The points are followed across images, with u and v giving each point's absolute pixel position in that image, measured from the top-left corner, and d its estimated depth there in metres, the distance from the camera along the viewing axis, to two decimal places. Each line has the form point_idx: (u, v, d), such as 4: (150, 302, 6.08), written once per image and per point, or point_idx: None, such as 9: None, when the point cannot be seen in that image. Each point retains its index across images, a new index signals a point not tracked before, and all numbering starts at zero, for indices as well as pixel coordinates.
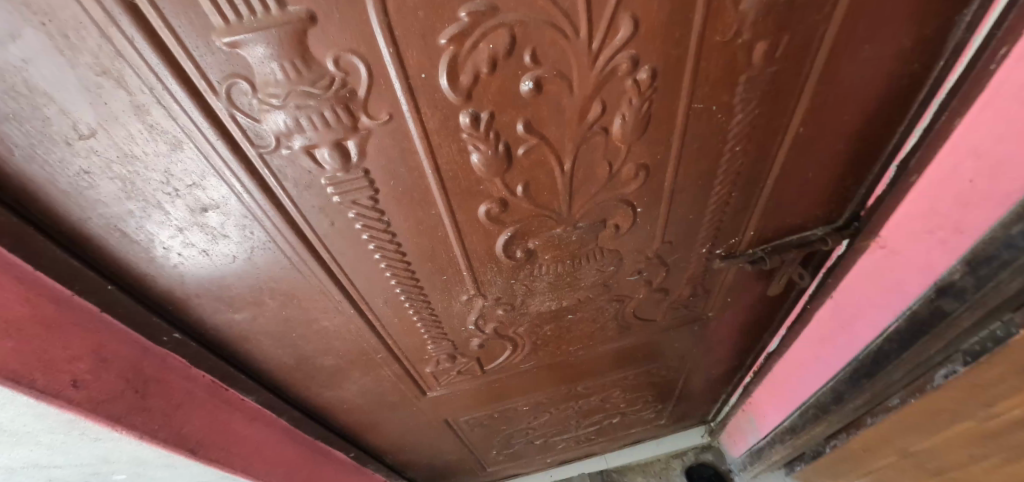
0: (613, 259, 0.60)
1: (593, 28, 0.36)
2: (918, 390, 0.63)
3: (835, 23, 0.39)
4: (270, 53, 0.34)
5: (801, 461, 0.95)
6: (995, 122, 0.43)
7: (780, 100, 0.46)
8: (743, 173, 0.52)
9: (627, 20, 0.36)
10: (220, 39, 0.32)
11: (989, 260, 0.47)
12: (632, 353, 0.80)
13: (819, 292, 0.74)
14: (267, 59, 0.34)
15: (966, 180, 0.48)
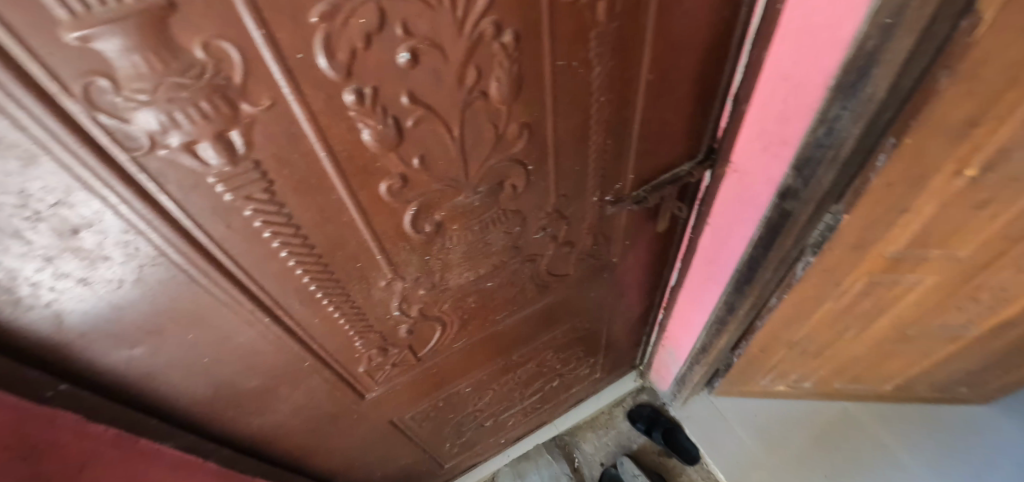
0: (518, 219, 0.62)
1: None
2: (788, 287, 0.81)
3: None
4: (126, 46, 0.30)
5: (719, 376, 1.15)
6: (790, 47, 0.58)
7: (627, 52, 0.54)
8: (612, 120, 0.60)
9: None
10: (68, 35, 0.27)
11: (808, 162, 0.63)
12: (555, 312, 0.82)
13: (698, 221, 0.85)
14: (124, 53, 0.30)
15: (780, 100, 0.63)
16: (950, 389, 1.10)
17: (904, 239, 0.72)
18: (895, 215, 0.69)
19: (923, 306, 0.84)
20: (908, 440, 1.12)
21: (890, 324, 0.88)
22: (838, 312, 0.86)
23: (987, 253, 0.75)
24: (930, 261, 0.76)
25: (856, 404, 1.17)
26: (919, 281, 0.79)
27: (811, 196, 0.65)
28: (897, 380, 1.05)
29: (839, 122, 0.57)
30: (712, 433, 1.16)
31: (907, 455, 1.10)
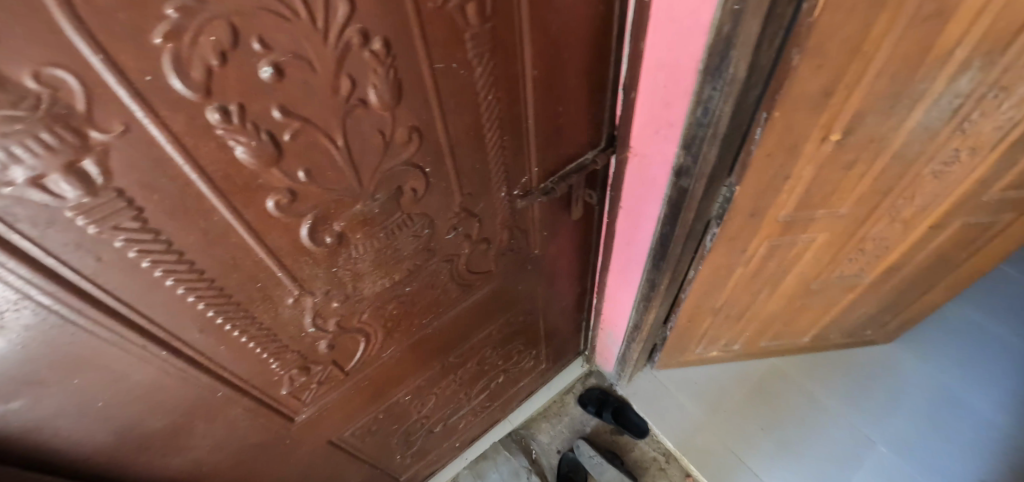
0: (425, 221, 0.63)
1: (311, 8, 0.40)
2: (701, 259, 0.89)
3: None
4: None
5: (658, 350, 1.21)
6: (664, 35, 0.62)
7: (506, 51, 0.56)
8: (504, 117, 0.62)
9: None
10: None
11: (694, 140, 0.67)
12: (485, 309, 0.84)
13: (611, 206, 0.89)
14: None
15: (662, 85, 0.67)
16: (858, 333, 1.24)
17: (788, 203, 0.80)
18: (779, 182, 0.77)
19: (818, 261, 0.94)
20: (825, 382, 1.26)
21: (797, 280, 0.99)
22: (748, 276, 0.94)
23: (862, 208, 0.84)
24: (817, 220, 0.84)
25: (781, 357, 1.31)
26: (810, 238, 0.89)
27: (700, 173, 0.70)
28: (812, 332, 1.19)
29: (712, 101, 0.62)
30: (658, 405, 1.24)
31: (826, 394, 1.24)
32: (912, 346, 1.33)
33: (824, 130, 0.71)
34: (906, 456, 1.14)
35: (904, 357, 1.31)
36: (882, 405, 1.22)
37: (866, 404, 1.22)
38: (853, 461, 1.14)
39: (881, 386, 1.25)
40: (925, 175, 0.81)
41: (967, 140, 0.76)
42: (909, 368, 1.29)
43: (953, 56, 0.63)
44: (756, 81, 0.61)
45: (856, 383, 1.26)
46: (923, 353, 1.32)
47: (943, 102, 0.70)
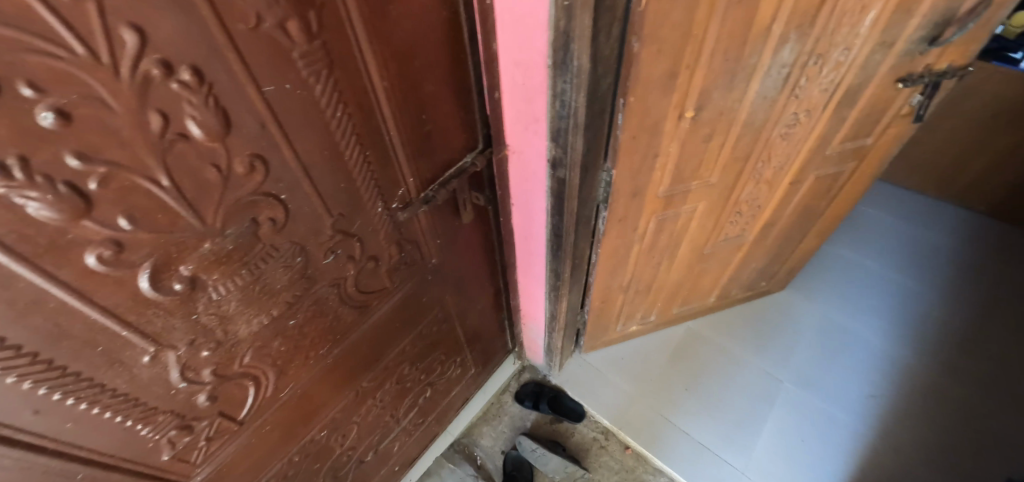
0: (294, 249, 0.60)
1: (92, 39, 0.34)
2: (597, 240, 0.95)
3: None
4: None
5: (582, 331, 1.27)
6: (513, 33, 0.64)
7: (346, 66, 0.54)
8: (361, 132, 0.60)
9: (127, 26, 0.36)
10: None
11: (561, 132, 0.69)
12: (390, 325, 0.83)
13: (502, 205, 0.90)
14: None
15: (521, 83, 0.69)
16: (755, 286, 1.40)
17: (663, 179, 0.87)
18: (650, 161, 0.82)
19: (704, 228, 1.03)
20: (733, 333, 1.42)
21: (690, 248, 1.07)
22: (646, 252, 1.02)
23: (728, 175, 0.93)
24: (692, 191, 0.92)
25: (694, 319, 1.45)
26: (692, 209, 0.96)
27: (574, 163, 0.73)
28: (716, 292, 1.32)
29: (567, 94, 0.64)
30: (590, 386, 1.32)
31: (734, 345, 1.40)
32: (800, 288, 1.53)
33: (679, 108, 0.76)
34: (802, 386, 1.33)
35: (794, 298, 1.50)
36: (780, 345, 1.40)
37: (767, 346, 1.40)
38: (767, 402, 1.29)
39: (778, 328, 1.44)
40: (775, 138, 0.90)
41: (801, 104, 0.86)
42: (799, 308, 1.48)
43: (770, 31, 0.71)
44: (603, 70, 0.65)
45: (757, 329, 1.43)
46: (809, 292, 1.52)
47: (774, 73, 0.78)
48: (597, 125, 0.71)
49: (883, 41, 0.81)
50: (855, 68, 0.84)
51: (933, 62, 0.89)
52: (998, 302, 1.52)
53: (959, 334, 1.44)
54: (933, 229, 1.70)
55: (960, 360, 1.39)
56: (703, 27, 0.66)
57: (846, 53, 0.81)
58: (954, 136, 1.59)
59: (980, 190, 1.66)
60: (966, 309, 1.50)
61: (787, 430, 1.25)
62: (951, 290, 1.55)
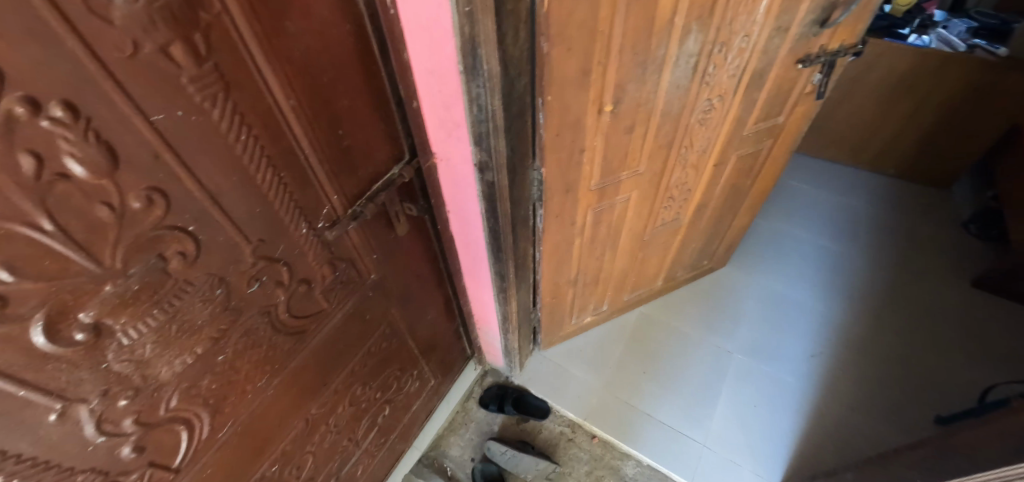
0: (212, 281, 0.58)
1: None
2: (537, 236, 0.99)
3: (234, 15, 0.47)
4: None
5: (538, 324, 1.33)
6: (422, 42, 0.64)
7: (245, 88, 0.52)
8: (272, 154, 0.59)
9: None
10: None
11: (483, 135, 0.70)
12: (334, 347, 0.82)
13: (437, 213, 0.91)
14: None
15: (437, 90, 0.69)
16: (698, 265, 1.49)
17: (593, 173, 0.91)
18: (578, 156, 0.85)
19: (641, 215, 1.11)
20: (682, 314, 1.53)
21: (631, 238, 1.17)
22: (588, 244, 1.09)
23: (655, 163, 0.99)
24: (624, 182, 0.97)
25: (645, 305, 1.56)
26: (626, 198, 1.03)
27: (499, 165, 0.74)
28: (662, 275, 1.42)
29: (481, 98, 0.65)
30: (552, 381, 1.40)
31: (684, 324, 1.51)
32: (739, 263, 1.65)
33: (597, 103, 0.79)
34: (750, 353, 1.43)
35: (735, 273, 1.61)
36: (726, 318, 1.51)
37: (715, 321, 1.50)
38: (719, 374, 1.39)
39: (723, 303, 1.54)
40: (694, 124, 0.96)
41: (713, 91, 0.91)
42: (740, 281, 1.60)
43: (673, 24, 0.75)
44: (516, 71, 0.66)
45: (704, 307, 1.54)
46: (748, 266, 1.64)
47: (682, 64, 0.82)
48: (517, 126, 0.73)
49: (779, 26, 0.87)
50: (757, 53, 0.90)
51: (826, 43, 0.97)
52: (913, 254, 1.68)
53: (882, 287, 1.59)
54: (854, 194, 1.85)
55: (884, 311, 1.53)
56: (608, 23, 0.69)
57: (747, 40, 0.86)
58: (860, 109, 1.73)
59: (886, 155, 1.83)
60: (886, 264, 1.65)
61: (740, 397, 1.34)
62: (872, 248, 1.70)
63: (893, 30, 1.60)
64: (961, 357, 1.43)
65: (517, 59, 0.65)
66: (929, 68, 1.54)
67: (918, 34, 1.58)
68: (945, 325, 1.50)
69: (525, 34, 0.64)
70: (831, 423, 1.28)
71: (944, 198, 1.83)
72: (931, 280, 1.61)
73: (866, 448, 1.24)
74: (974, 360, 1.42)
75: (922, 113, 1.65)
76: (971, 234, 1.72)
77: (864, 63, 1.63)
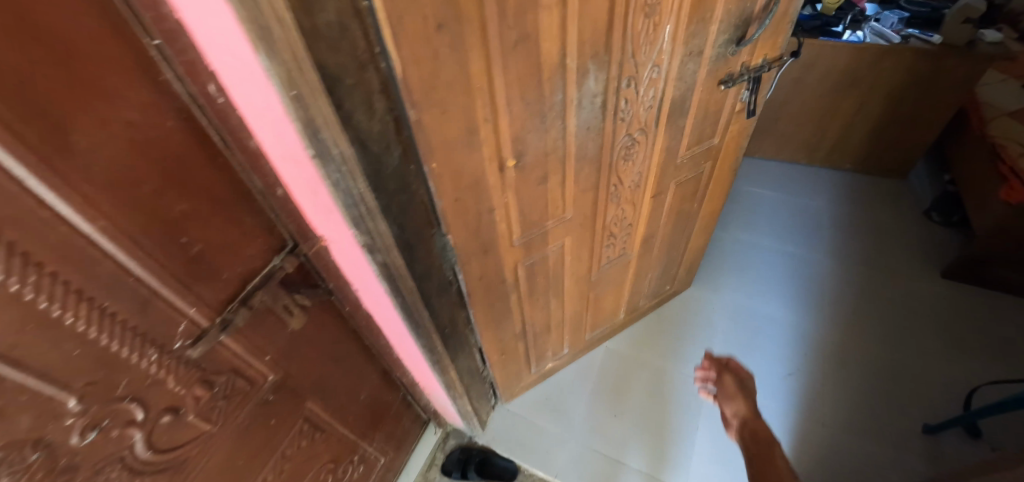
0: (20, 451, 0.46)
1: None
2: (464, 299, 0.91)
3: None
4: None
5: (492, 378, 1.25)
6: (265, 128, 0.54)
7: (25, 220, 0.40)
8: (85, 287, 0.47)
9: None
10: None
11: (358, 220, 0.59)
12: (230, 466, 0.72)
13: (344, 294, 0.82)
14: None
15: (297, 177, 0.60)
16: (660, 291, 1.43)
17: (512, 228, 0.83)
18: (487, 216, 0.77)
19: (580, 258, 1.03)
20: (651, 344, 1.46)
21: (576, 282, 1.09)
22: (525, 297, 1.01)
23: (584, 207, 0.91)
24: (550, 231, 0.89)
25: (611, 339, 1.48)
26: (558, 245, 0.95)
27: (386, 245, 0.65)
28: (623, 308, 1.35)
29: (343, 183, 0.55)
30: (519, 437, 1.30)
31: (655, 356, 1.43)
32: (705, 282, 1.60)
33: (495, 159, 0.70)
34: None
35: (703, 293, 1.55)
36: (699, 343, 1.44)
37: (687, 349, 1.44)
38: (694, 408, 1.32)
39: (694, 327, 1.48)
40: (618, 161, 0.88)
41: (630, 125, 0.84)
42: (708, 302, 1.54)
43: (566, 65, 0.66)
44: (380, 147, 0.57)
45: (675, 334, 1.47)
46: (715, 283, 1.58)
47: (587, 104, 0.74)
48: (401, 201, 0.64)
49: (690, 51, 0.80)
50: (673, 80, 0.82)
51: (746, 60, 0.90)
52: (880, 250, 1.65)
53: (853, 290, 1.55)
54: (815, 194, 1.82)
55: (859, 316, 1.48)
56: (484, 75, 0.60)
57: (658, 70, 0.78)
58: (805, 109, 1.72)
59: (840, 152, 1.82)
60: (854, 266, 1.61)
61: (724, 430, 1.28)
62: (838, 250, 1.66)
63: (825, 30, 1.58)
64: (943, 357, 1.37)
65: (378, 133, 0.56)
66: (867, 64, 1.54)
67: (852, 31, 1.56)
68: (921, 324, 1.45)
69: (382, 103, 0.55)
70: (817, 449, 1.21)
71: (903, 188, 1.82)
72: (901, 277, 1.58)
73: (858, 472, 1.17)
74: (955, 358, 1.37)
75: (866, 108, 1.65)
76: (935, 221, 1.70)
77: (805, 65, 1.61)
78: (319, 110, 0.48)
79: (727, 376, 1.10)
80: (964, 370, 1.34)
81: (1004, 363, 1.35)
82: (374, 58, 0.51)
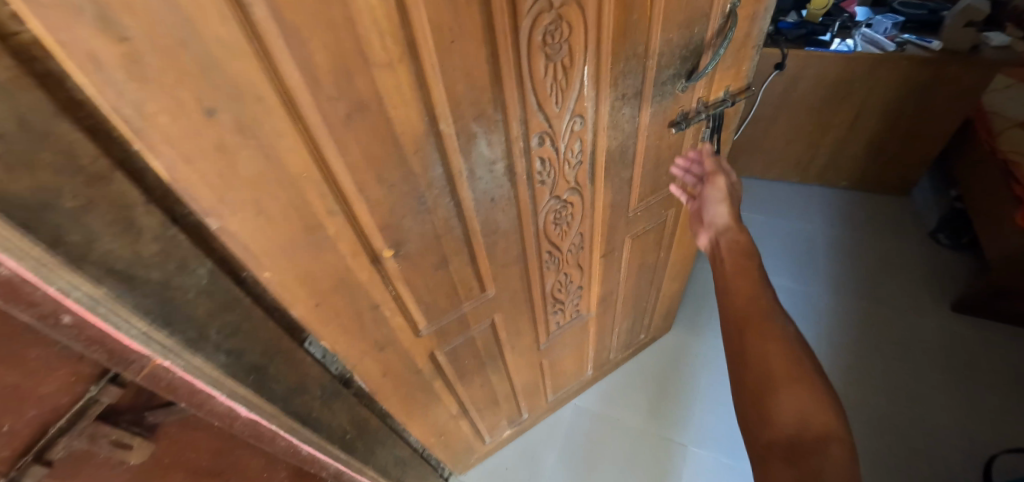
0: None
1: None
2: (365, 397, 0.75)
3: None
4: None
5: (435, 457, 1.09)
6: None
7: None
8: None
9: None
10: None
11: (163, 356, 0.45)
12: None
13: None
14: None
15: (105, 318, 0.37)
16: (634, 341, 1.26)
17: (412, 319, 0.67)
18: (369, 313, 0.61)
19: (519, 331, 0.86)
20: (628, 399, 1.30)
21: (519, 354, 0.92)
22: (452, 381, 0.85)
23: (510, 283, 0.74)
24: (468, 313, 0.73)
25: (581, 394, 1.32)
26: (485, 325, 0.78)
27: (214, 379, 0.50)
28: (591, 364, 1.19)
29: (116, 320, 0.40)
30: None
31: (635, 411, 1.27)
32: (684, 325, 1.44)
33: (361, 254, 0.54)
34: (709, 443, 1.20)
35: (682, 338, 1.41)
36: (685, 395, 1.29)
37: (671, 402, 1.28)
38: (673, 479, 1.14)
39: (673, 378, 1.32)
40: (546, 228, 0.70)
41: (556, 189, 0.66)
42: (692, 347, 1.39)
43: (438, 132, 0.48)
44: (171, 266, 0.43)
45: (656, 385, 1.31)
46: (695, 326, 1.43)
47: (483, 176, 0.56)
48: (227, 322, 0.49)
49: (623, 94, 0.62)
50: (604, 130, 0.64)
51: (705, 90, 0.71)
52: (878, 284, 1.54)
53: (850, 331, 1.44)
54: (809, 221, 1.74)
55: (857, 361, 1.37)
56: (310, 161, 0.43)
57: (581, 120, 0.60)
58: (796, 124, 1.66)
59: (837, 169, 1.76)
60: (850, 301, 1.50)
61: None
62: (834, 283, 1.56)
63: (813, 37, 1.50)
64: (952, 408, 1.25)
65: (155, 252, 0.41)
66: (860, 73, 1.47)
67: (841, 38, 1.50)
68: (926, 369, 1.33)
69: (160, 212, 0.40)
70: None
71: (907, 209, 1.74)
72: (903, 313, 1.46)
73: None
74: (965, 409, 1.25)
75: (861, 122, 1.59)
76: (943, 244, 1.59)
77: (790, 76, 1.55)
78: (13, 248, 0.31)
79: (720, 180, 0.77)
80: (978, 423, 1.21)
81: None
82: (132, 157, 0.37)
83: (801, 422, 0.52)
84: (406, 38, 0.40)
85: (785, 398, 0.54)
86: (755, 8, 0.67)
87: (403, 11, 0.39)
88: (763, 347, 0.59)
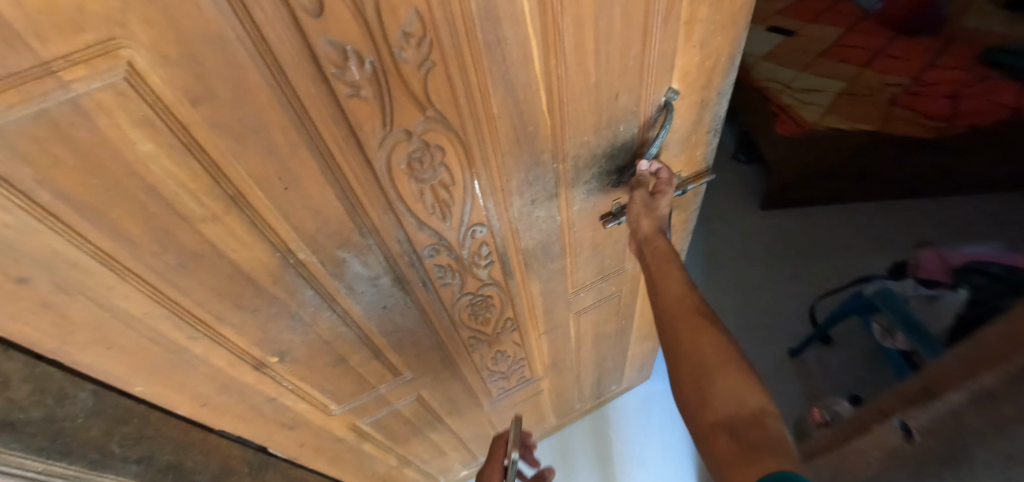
0: None
1: None
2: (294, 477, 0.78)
3: None
4: None
5: None
6: None
7: None
8: None
9: None
10: None
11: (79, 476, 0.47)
12: None
13: None
14: None
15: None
16: (604, 391, 1.20)
17: (320, 403, 0.65)
18: (265, 406, 0.60)
19: (454, 399, 0.84)
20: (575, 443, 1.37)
21: (460, 416, 0.90)
22: (384, 446, 0.84)
23: (430, 366, 0.72)
24: (385, 393, 0.71)
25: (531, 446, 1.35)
26: (410, 399, 0.76)
27: None
28: (553, 413, 1.15)
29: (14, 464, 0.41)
30: None
31: (585, 461, 1.35)
32: None
33: (240, 364, 0.53)
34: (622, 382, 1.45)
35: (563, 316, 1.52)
36: None
37: None
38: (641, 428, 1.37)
39: None
40: (461, 319, 0.67)
41: (466, 287, 0.62)
42: None
43: (297, 262, 0.46)
44: (50, 400, 0.44)
45: (590, 421, 1.40)
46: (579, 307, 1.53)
47: (365, 290, 0.53)
48: (127, 434, 0.52)
49: (534, 199, 0.56)
50: (516, 233, 0.59)
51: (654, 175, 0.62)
52: (712, 215, 1.86)
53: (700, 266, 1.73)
54: None
55: (717, 284, 1.67)
56: (154, 302, 0.43)
57: (484, 227, 0.56)
58: None
59: None
60: (696, 241, 1.79)
61: (667, 411, 1.39)
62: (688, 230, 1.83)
63: None
64: (787, 279, 1.65)
65: (28, 392, 0.42)
66: None
67: None
68: (768, 265, 1.69)
69: (21, 353, 0.42)
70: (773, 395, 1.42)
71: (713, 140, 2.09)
72: (739, 231, 1.80)
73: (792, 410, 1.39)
74: (808, 279, 1.63)
75: None
76: (743, 161, 1.98)
77: None
78: None
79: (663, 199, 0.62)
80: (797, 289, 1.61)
81: (830, 262, 1.66)
82: None
83: (738, 406, 0.46)
84: (227, 192, 0.39)
85: (722, 385, 0.48)
86: (701, 97, 0.59)
87: (215, 171, 0.37)
88: (700, 343, 0.52)
